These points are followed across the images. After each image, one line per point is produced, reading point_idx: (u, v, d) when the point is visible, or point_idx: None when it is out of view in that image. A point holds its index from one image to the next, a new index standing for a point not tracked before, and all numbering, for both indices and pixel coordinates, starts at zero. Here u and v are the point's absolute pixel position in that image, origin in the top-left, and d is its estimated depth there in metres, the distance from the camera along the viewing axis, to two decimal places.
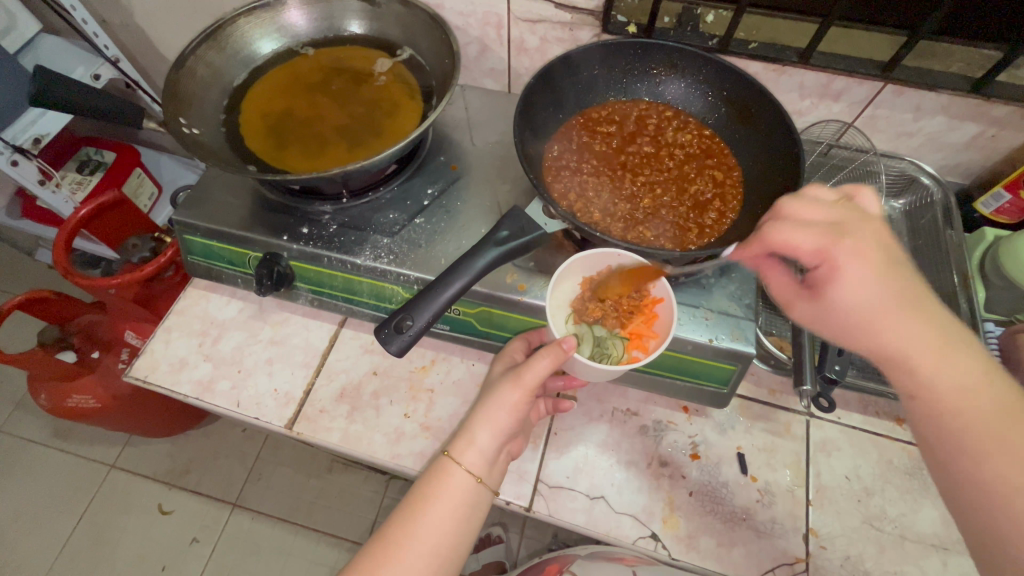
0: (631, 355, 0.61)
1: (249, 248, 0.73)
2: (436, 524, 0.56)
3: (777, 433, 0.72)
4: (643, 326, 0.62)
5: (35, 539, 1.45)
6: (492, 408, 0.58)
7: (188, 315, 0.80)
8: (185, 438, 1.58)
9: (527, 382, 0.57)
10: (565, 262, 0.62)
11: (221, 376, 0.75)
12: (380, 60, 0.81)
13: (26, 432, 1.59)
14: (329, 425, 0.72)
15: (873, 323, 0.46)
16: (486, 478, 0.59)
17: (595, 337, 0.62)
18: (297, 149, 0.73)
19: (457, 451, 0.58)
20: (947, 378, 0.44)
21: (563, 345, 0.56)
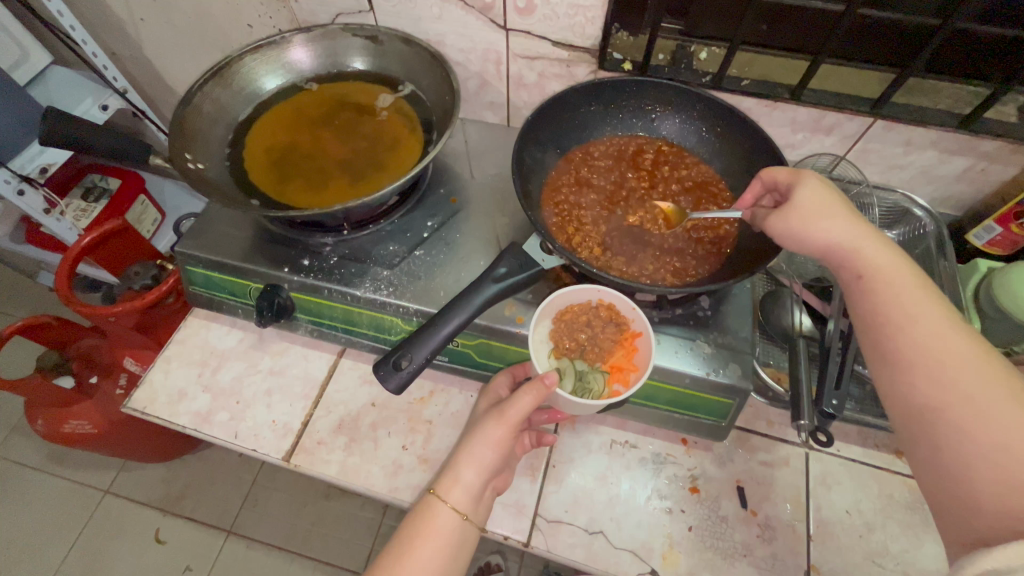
0: (612, 389, 0.61)
1: (250, 280, 0.74)
2: (421, 565, 0.55)
3: (777, 466, 0.72)
4: (624, 359, 0.63)
5: (26, 568, 1.42)
6: (477, 445, 0.58)
7: (188, 345, 0.81)
8: (181, 463, 1.57)
9: (510, 418, 0.58)
10: (549, 296, 0.63)
11: (219, 407, 0.75)
12: (383, 95, 0.83)
13: (21, 457, 1.57)
14: (327, 458, 0.71)
15: (819, 215, 0.55)
16: (471, 515, 0.59)
17: (576, 371, 0.61)
18: (301, 182, 0.74)
19: (442, 489, 0.58)
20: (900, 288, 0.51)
21: (544, 381, 0.56)
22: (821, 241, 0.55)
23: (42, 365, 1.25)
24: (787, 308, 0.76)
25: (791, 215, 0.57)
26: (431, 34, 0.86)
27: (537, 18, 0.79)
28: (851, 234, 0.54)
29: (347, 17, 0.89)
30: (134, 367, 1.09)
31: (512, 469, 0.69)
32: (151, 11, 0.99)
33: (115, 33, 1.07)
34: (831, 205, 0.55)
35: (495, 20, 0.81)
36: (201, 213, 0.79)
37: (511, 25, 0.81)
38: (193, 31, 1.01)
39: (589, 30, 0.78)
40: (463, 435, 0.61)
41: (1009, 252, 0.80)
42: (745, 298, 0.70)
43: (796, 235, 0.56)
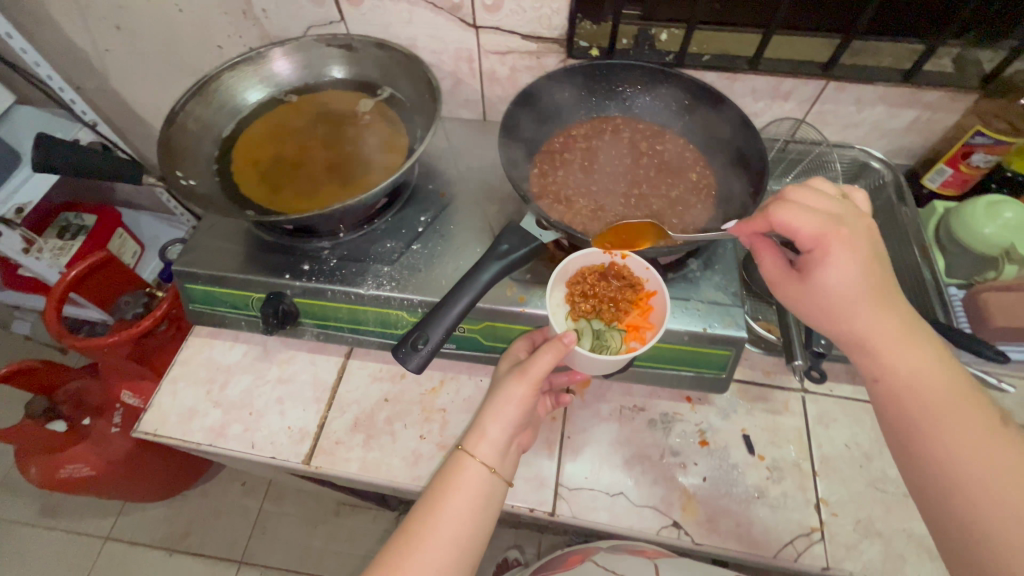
0: (629, 346, 0.64)
1: (252, 291, 0.75)
2: (455, 517, 0.57)
3: (777, 412, 0.76)
4: (640, 318, 0.66)
5: None
6: (501, 402, 0.61)
7: (193, 364, 0.81)
8: (182, 500, 1.54)
9: (532, 375, 0.60)
10: (562, 260, 0.66)
11: (233, 420, 0.76)
12: (362, 101, 0.85)
13: (11, 513, 1.52)
14: (348, 456, 0.72)
15: (842, 298, 0.53)
16: (498, 468, 0.61)
17: (594, 330, 0.64)
18: (292, 191, 0.75)
19: (469, 444, 0.60)
20: (911, 360, 0.52)
21: (564, 339, 0.58)
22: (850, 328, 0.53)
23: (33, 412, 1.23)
24: None
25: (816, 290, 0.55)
26: (403, 39, 0.90)
27: (504, 14, 0.82)
28: (875, 317, 0.52)
29: (317, 29, 0.91)
30: (131, 400, 1.07)
31: (530, 431, 0.71)
32: (117, 40, 0.99)
33: (81, 67, 1.06)
34: (863, 282, 0.52)
35: (465, 19, 0.84)
36: (193, 230, 0.79)
37: (480, 23, 0.84)
38: (162, 58, 1.01)
39: (555, 21, 0.82)
40: (488, 395, 0.63)
41: (960, 190, 0.88)
42: (730, 256, 0.74)
43: (822, 308, 0.55)
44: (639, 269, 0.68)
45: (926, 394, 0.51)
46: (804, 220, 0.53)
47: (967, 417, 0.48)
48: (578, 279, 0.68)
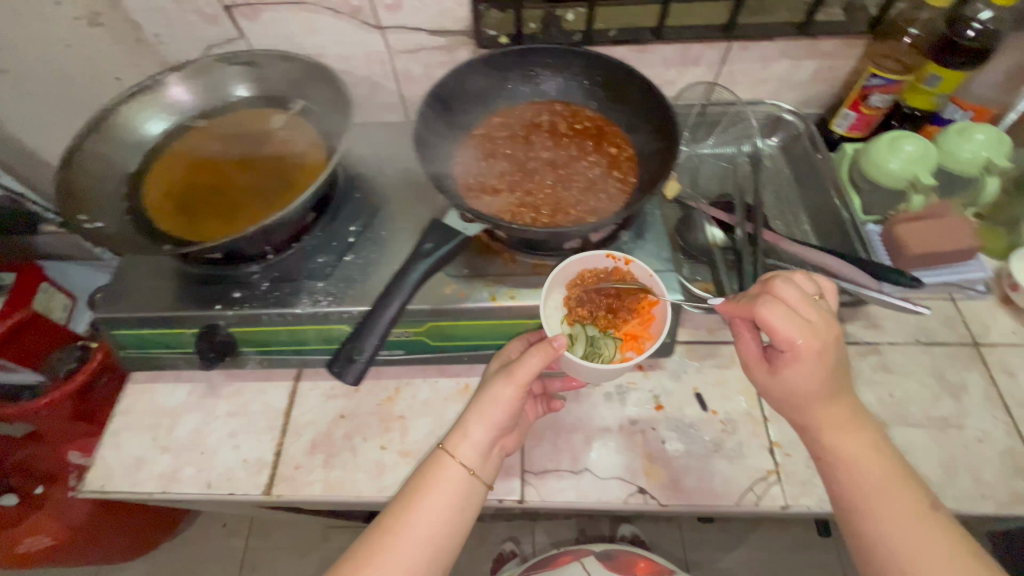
0: (623, 354, 0.66)
1: (183, 327, 0.72)
2: (431, 516, 0.58)
3: (725, 366, 0.78)
4: (639, 327, 0.68)
5: None
6: (485, 404, 0.61)
7: (135, 412, 0.77)
8: (161, 552, 1.48)
9: (519, 377, 0.60)
10: (563, 262, 0.67)
11: (184, 463, 0.73)
12: (276, 116, 0.83)
13: None
14: (309, 479, 0.71)
15: (797, 394, 0.57)
16: (479, 470, 0.61)
17: (588, 336, 0.67)
18: (204, 218, 0.73)
19: (450, 445, 0.61)
20: (855, 448, 0.56)
21: (553, 343, 0.59)
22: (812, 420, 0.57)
23: None
24: (699, 226, 0.84)
25: (782, 385, 0.58)
26: (309, 48, 0.87)
27: (407, 12, 0.81)
28: (826, 414, 0.56)
29: (218, 48, 0.88)
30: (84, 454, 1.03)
31: (523, 427, 0.71)
32: None
33: None
34: (823, 387, 0.55)
35: (367, 21, 0.82)
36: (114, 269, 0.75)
37: (383, 23, 0.83)
38: None
39: (459, 13, 0.82)
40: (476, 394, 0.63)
41: (853, 129, 0.92)
42: (659, 223, 0.76)
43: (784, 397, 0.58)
44: (643, 274, 0.68)
45: (869, 475, 0.55)
46: (789, 332, 0.53)
47: (902, 500, 0.53)
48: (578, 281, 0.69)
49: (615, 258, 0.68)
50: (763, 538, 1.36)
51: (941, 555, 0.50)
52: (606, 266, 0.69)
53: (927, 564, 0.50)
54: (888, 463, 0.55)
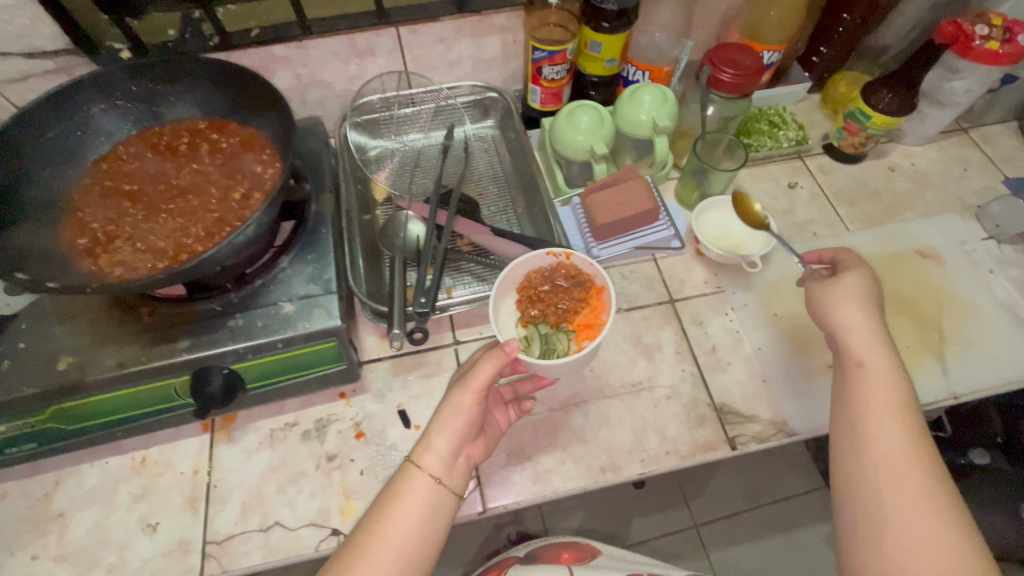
0: (580, 345, 0.66)
1: (52, 405, 0.61)
2: (403, 530, 0.52)
3: (657, 327, 0.79)
4: (591, 317, 0.68)
5: None
6: (445, 411, 0.57)
7: (10, 524, 0.64)
8: None
9: (476, 383, 0.57)
10: (506, 267, 0.68)
11: (88, 567, 0.62)
12: (174, 133, 0.72)
13: None
14: (245, 547, 0.63)
15: (841, 300, 0.62)
16: (447, 479, 0.55)
17: (541, 334, 0.67)
18: (144, 244, 0.62)
19: (416, 454, 0.56)
20: (875, 362, 0.58)
21: (506, 349, 0.57)
22: (839, 322, 0.62)
23: None
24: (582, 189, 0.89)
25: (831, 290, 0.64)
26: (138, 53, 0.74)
27: None
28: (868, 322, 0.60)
29: None
30: None
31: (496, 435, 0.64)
32: None
33: None
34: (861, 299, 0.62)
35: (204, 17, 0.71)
36: None
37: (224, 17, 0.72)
38: None
39: None
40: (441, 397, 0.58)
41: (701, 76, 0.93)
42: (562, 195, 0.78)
43: (829, 303, 0.63)
44: (585, 265, 0.71)
45: (880, 390, 0.56)
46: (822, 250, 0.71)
47: (899, 416, 0.54)
48: (524, 283, 0.70)
49: (556, 253, 0.69)
50: (724, 464, 1.36)
51: (925, 474, 0.51)
52: (549, 263, 0.70)
53: (906, 485, 0.51)
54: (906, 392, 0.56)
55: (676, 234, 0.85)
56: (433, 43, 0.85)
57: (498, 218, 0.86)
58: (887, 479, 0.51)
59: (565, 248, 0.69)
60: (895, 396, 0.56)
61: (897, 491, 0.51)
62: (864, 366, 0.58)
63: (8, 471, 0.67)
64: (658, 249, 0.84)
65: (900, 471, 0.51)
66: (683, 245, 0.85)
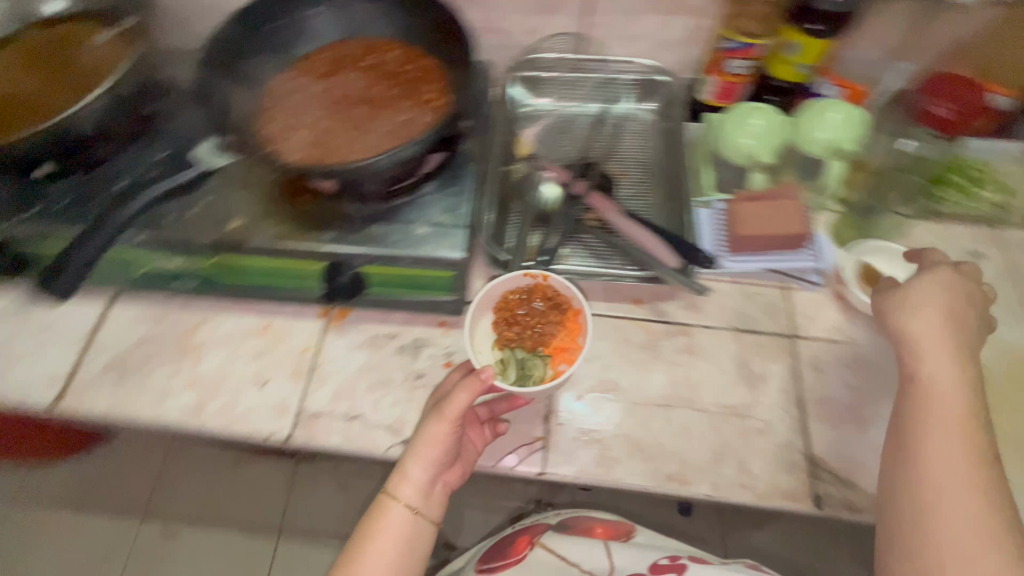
0: (556, 369, 0.68)
1: (218, 256, 0.71)
2: (379, 560, 0.61)
3: (769, 358, 0.74)
4: (566, 343, 0.70)
5: None
6: (421, 444, 0.62)
7: (163, 342, 0.78)
8: None
9: (449, 415, 0.61)
10: (481, 291, 0.71)
11: (209, 397, 0.73)
12: (366, 48, 0.78)
13: None
14: (329, 427, 0.71)
15: (907, 300, 0.59)
16: (423, 510, 0.63)
17: (517, 360, 0.68)
18: (319, 140, 0.69)
19: (393, 487, 0.63)
20: (931, 353, 0.55)
21: (482, 376, 0.61)
22: (905, 324, 0.58)
23: None
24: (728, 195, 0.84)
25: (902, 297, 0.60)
26: None
27: None
28: (938, 316, 0.57)
29: None
30: None
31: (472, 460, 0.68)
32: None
33: None
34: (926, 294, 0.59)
35: None
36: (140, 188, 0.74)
37: None
38: None
39: None
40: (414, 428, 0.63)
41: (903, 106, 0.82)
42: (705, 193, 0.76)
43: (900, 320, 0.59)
44: (563, 287, 0.72)
45: (941, 386, 0.53)
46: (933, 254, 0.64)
47: (948, 407, 0.52)
48: (500, 305, 0.72)
49: (532, 275, 0.71)
50: (786, 525, 1.26)
51: (976, 461, 0.50)
52: (526, 285, 0.72)
53: (960, 473, 0.50)
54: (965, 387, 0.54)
55: (819, 269, 0.78)
56: (618, 14, 0.83)
57: (632, 202, 0.84)
58: (945, 467, 0.50)
59: (539, 272, 0.70)
60: (952, 390, 0.53)
61: (952, 477, 0.50)
62: (922, 352, 0.56)
63: (170, 300, 0.81)
64: (792, 279, 0.79)
65: (953, 460, 0.50)
66: (822, 282, 0.78)
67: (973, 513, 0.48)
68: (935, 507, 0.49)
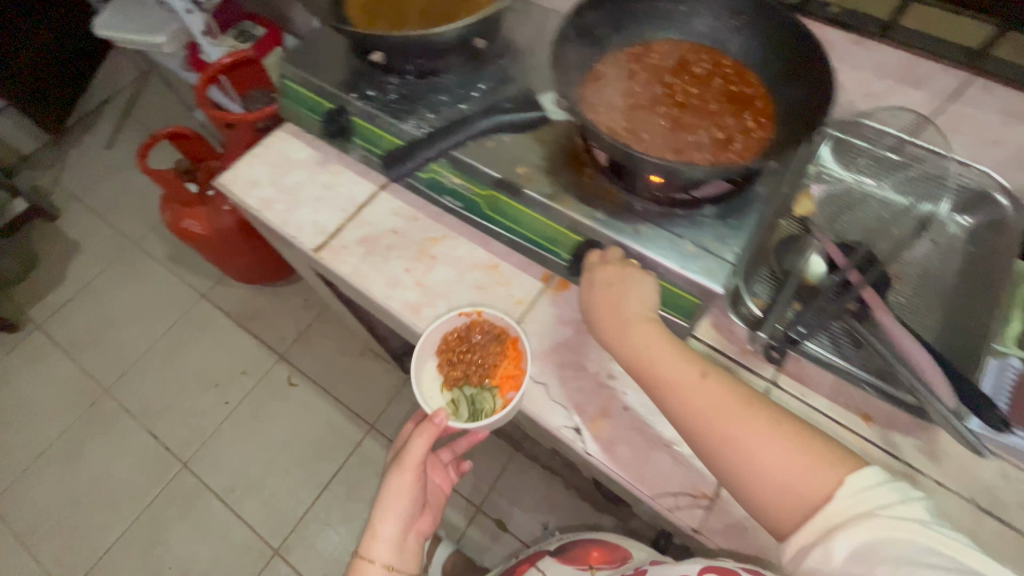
0: (505, 397, 0.75)
1: (495, 191, 0.77)
2: None
3: (1003, 557, 0.62)
4: (511, 369, 0.76)
5: (222, 396, 1.85)
6: (392, 498, 0.74)
7: (407, 239, 0.87)
8: (343, 359, 1.89)
9: (410, 464, 0.73)
10: (426, 334, 0.76)
11: (428, 302, 0.81)
12: (703, 56, 0.77)
13: (228, 307, 2.00)
14: (516, 381, 0.74)
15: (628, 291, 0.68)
16: (396, 564, 0.75)
17: (467, 398, 0.76)
18: (633, 126, 0.70)
19: (367, 550, 0.74)
20: (648, 348, 0.65)
21: (433, 425, 0.71)
22: (627, 344, 0.66)
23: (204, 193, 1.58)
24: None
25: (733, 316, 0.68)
26: None
27: None
28: (643, 298, 0.67)
29: None
30: None
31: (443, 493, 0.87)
32: None
33: None
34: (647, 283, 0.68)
35: None
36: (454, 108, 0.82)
37: None
38: None
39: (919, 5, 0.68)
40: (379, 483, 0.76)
41: None
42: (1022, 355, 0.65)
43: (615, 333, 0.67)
44: (499, 317, 0.77)
45: (658, 362, 0.63)
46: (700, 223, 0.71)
47: (689, 377, 0.61)
48: (443, 347, 0.79)
49: (465, 314, 0.77)
50: None
51: (752, 414, 0.57)
52: (462, 325, 0.78)
53: (746, 431, 0.56)
54: (689, 362, 0.63)
55: None
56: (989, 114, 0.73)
57: (905, 314, 0.74)
58: (726, 428, 0.57)
59: (472, 309, 0.76)
60: (675, 362, 0.63)
61: (736, 430, 0.56)
62: (619, 338, 0.67)
63: (425, 207, 0.90)
64: None
65: (732, 420, 0.57)
66: None
67: (770, 459, 0.54)
68: (742, 462, 0.55)
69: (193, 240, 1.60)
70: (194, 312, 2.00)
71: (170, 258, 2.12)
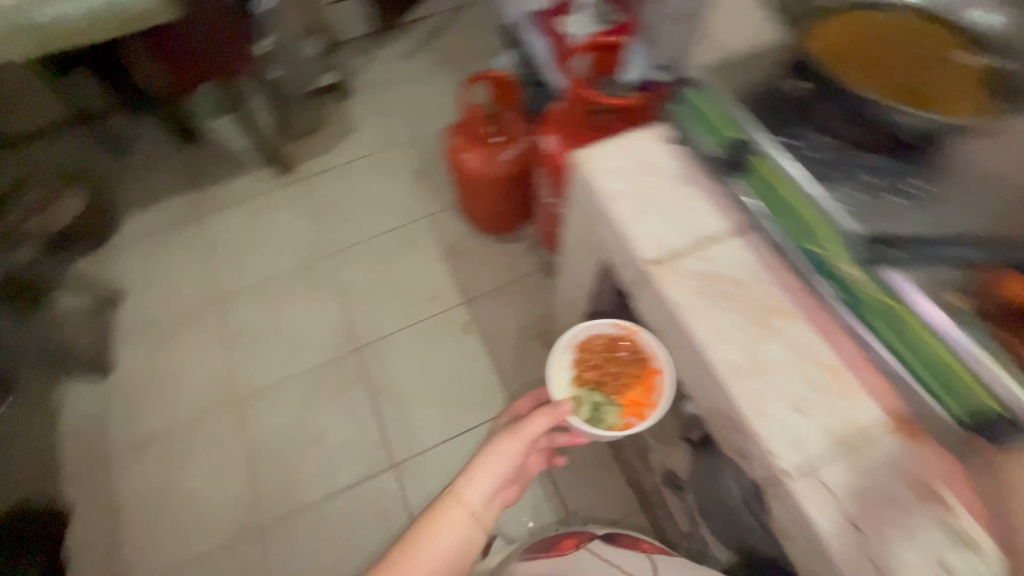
0: (625, 417, 1.10)
1: (901, 300, 0.66)
2: (446, 535, 1.04)
3: None
4: (638, 396, 1.11)
5: (404, 311, 1.99)
6: (489, 459, 1.09)
7: (746, 296, 0.83)
8: (516, 333, 1.93)
9: (520, 436, 1.10)
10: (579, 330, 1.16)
11: (752, 373, 0.78)
12: None
13: (443, 237, 2.14)
14: (828, 505, 0.70)
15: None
16: (477, 512, 1.07)
17: (594, 403, 1.12)
18: None
19: (459, 491, 1.08)
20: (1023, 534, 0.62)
21: (563, 409, 1.08)
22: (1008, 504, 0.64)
23: (493, 138, 1.71)
24: None
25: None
26: None
27: None
28: None
29: None
30: None
31: (528, 476, 1.24)
32: None
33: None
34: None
35: None
36: (877, 191, 0.74)
37: None
38: None
39: None
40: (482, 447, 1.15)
41: None
42: None
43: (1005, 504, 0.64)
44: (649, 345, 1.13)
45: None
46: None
47: None
48: (585, 348, 1.17)
49: (620, 332, 1.15)
50: None
51: None
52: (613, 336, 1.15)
53: None
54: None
55: None
56: None
57: None
58: None
59: (627, 330, 1.13)
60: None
61: None
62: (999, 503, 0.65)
63: (774, 271, 0.85)
64: None
65: None
66: None
67: None
68: None
69: (466, 172, 1.75)
70: (417, 227, 2.18)
71: (416, 173, 2.32)
